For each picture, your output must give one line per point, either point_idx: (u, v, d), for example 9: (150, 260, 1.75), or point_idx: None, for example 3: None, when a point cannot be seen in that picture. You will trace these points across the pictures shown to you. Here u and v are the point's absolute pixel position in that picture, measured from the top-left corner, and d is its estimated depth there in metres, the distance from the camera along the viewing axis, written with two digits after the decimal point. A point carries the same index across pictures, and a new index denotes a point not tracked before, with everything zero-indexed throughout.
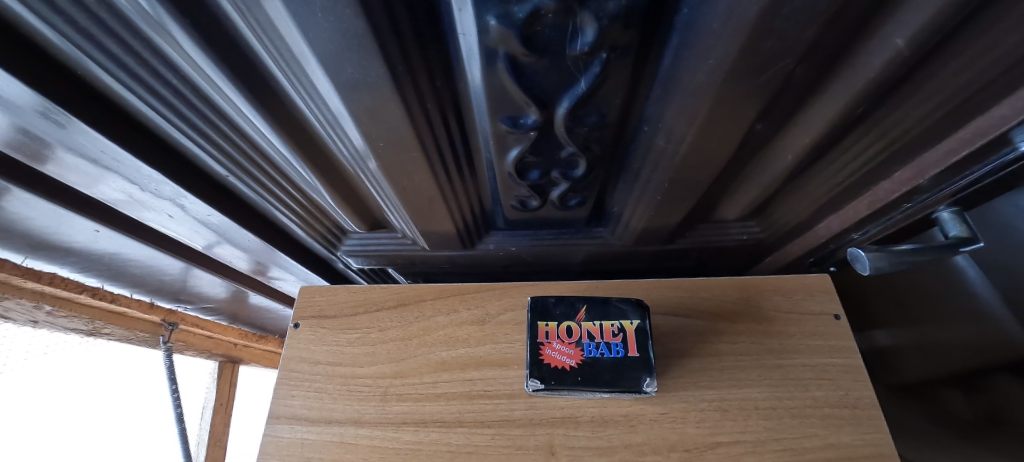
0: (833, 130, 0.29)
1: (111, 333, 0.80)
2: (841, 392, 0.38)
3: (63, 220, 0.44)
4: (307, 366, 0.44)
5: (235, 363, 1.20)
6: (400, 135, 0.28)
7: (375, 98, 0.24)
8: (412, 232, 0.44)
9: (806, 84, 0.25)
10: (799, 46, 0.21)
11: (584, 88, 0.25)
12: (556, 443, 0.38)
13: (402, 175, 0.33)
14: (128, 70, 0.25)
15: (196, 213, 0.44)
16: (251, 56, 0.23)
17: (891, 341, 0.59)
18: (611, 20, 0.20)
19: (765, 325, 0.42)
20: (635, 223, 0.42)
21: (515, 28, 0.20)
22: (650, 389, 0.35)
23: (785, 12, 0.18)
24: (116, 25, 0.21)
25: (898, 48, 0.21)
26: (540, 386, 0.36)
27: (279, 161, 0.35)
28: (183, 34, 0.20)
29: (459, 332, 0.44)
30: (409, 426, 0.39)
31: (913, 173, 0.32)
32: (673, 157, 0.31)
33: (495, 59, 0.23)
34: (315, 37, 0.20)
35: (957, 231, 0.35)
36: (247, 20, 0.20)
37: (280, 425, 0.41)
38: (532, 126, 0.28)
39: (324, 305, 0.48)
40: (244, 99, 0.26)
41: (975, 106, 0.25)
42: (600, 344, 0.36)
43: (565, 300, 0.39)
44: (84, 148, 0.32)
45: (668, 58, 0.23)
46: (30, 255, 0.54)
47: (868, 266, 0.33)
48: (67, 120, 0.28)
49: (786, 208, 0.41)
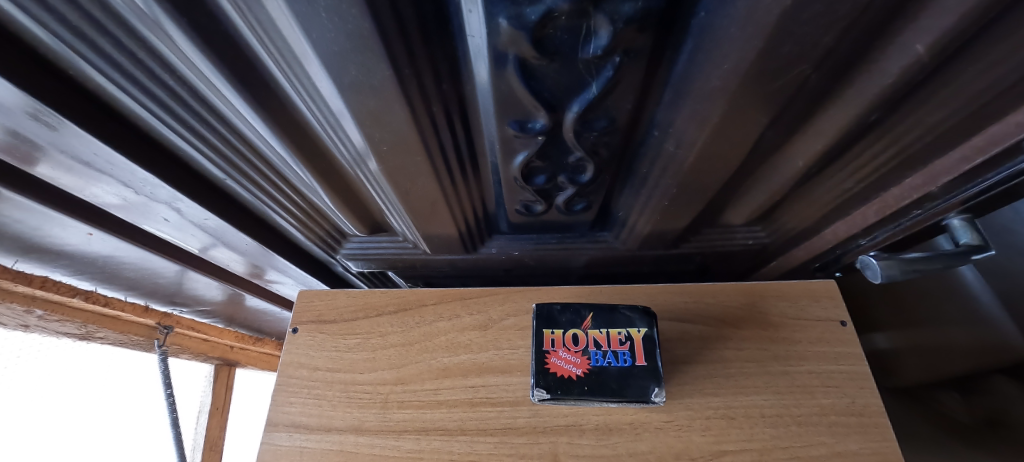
0: (845, 136, 0.29)
1: (105, 337, 0.79)
2: (848, 399, 0.38)
3: (55, 223, 0.43)
4: (305, 372, 0.43)
5: (231, 366, 1.17)
6: (403, 137, 0.27)
7: (378, 101, 0.24)
8: (413, 235, 0.44)
9: (821, 89, 0.25)
10: (818, 51, 0.20)
11: (595, 92, 0.24)
12: (560, 451, 0.37)
13: (404, 178, 0.32)
14: (123, 70, 0.24)
15: (192, 217, 0.43)
16: (251, 57, 0.23)
17: (890, 344, 0.58)
18: (626, 23, 0.19)
19: (770, 331, 0.42)
20: (640, 227, 0.41)
21: (527, 30, 0.19)
22: (657, 399, 0.34)
23: (807, 16, 0.18)
24: (109, 23, 0.20)
25: (917, 54, 0.21)
26: (546, 396, 0.35)
27: (279, 164, 0.34)
28: (181, 35, 0.20)
29: (460, 338, 0.43)
30: (410, 434, 0.39)
31: (925, 179, 0.31)
32: (683, 162, 0.30)
33: (505, 62, 0.22)
34: (318, 38, 0.19)
35: (968, 238, 0.35)
36: (247, 19, 0.19)
37: (278, 433, 0.40)
38: (539, 131, 0.28)
39: (324, 310, 0.47)
40: (244, 102, 0.25)
41: (993, 112, 0.25)
42: (607, 352, 0.35)
43: (571, 307, 0.38)
44: (76, 150, 0.31)
45: (682, 61, 0.23)
46: (20, 258, 0.53)
47: (878, 274, 0.32)
48: (58, 121, 0.27)
49: (792, 213, 0.41)
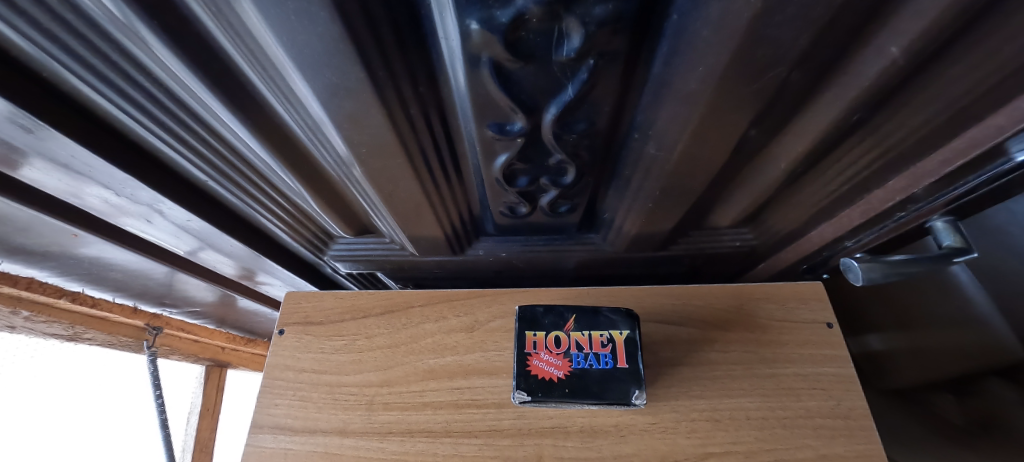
0: (827, 139, 0.29)
1: (92, 338, 0.80)
2: (834, 402, 0.37)
3: (39, 226, 0.43)
4: (290, 374, 0.43)
5: (223, 366, 1.17)
6: (383, 140, 0.27)
7: (355, 104, 0.24)
8: (400, 237, 0.44)
9: (799, 91, 0.25)
10: (793, 54, 0.20)
11: (572, 94, 0.24)
12: (544, 454, 0.37)
13: (387, 181, 0.32)
14: (99, 74, 0.24)
15: (176, 219, 0.43)
16: (226, 61, 0.23)
17: (884, 345, 0.59)
18: (598, 26, 0.19)
19: (757, 334, 0.41)
20: (626, 229, 0.41)
21: (498, 33, 0.19)
22: (638, 402, 0.34)
23: (777, 19, 0.18)
24: (81, 26, 0.20)
25: (893, 56, 0.20)
26: (527, 399, 0.35)
27: (262, 167, 0.34)
28: (153, 39, 0.20)
29: (447, 339, 0.43)
30: (394, 436, 0.39)
31: (908, 181, 0.31)
32: (665, 164, 0.30)
33: (480, 65, 0.22)
34: (289, 41, 0.19)
35: (951, 240, 0.35)
36: (219, 23, 0.19)
37: (262, 435, 0.40)
38: (519, 133, 0.28)
39: (310, 311, 0.47)
40: (222, 106, 0.25)
41: (973, 114, 0.25)
42: (589, 354, 0.35)
43: (554, 310, 0.38)
44: (55, 153, 0.31)
45: (658, 64, 0.23)
46: (7, 260, 0.53)
47: (860, 277, 0.32)
48: (36, 124, 0.27)
49: (779, 215, 0.41)
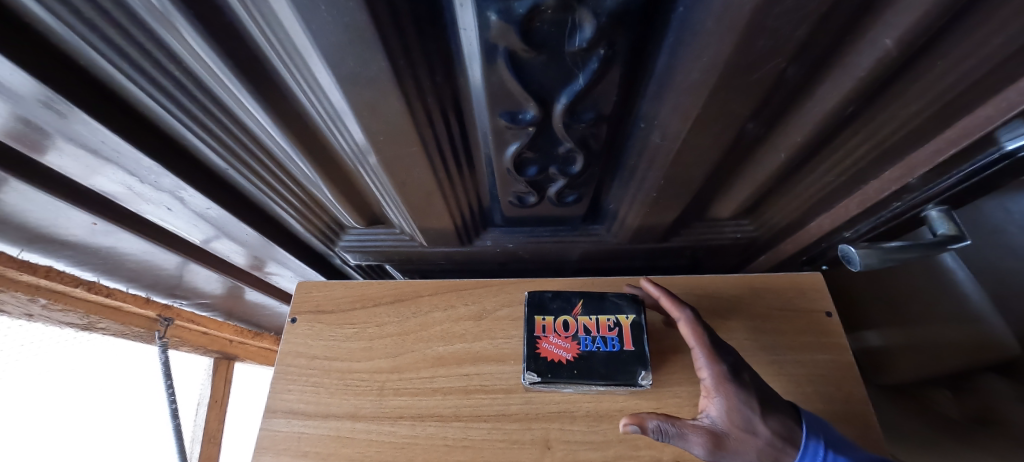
0: (825, 130, 0.30)
1: (106, 327, 0.80)
2: (832, 388, 0.39)
3: (60, 213, 0.44)
4: (303, 361, 0.44)
5: (230, 360, 1.19)
6: (399, 128, 0.28)
7: (375, 92, 0.25)
8: (410, 227, 0.45)
9: (798, 82, 0.26)
10: (792, 45, 0.21)
11: (582, 84, 0.25)
12: (551, 437, 0.38)
13: (400, 168, 0.33)
14: (130, 61, 0.25)
15: (194, 207, 0.44)
16: (254, 48, 0.24)
17: (882, 341, 0.57)
18: (609, 17, 0.20)
19: (757, 322, 0.43)
20: (630, 220, 0.42)
21: (515, 23, 0.20)
22: (644, 382, 0.35)
23: (777, 10, 0.19)
24: (119, 14, 0.21)
25: (887, 48, 0.22)
26: (536, 380, 0.36)
27: (280, 155, 0.35)
28: (187, 27, 0.21)
29: (455, 327, 0.44)
30: (405, 420, 0.40)
31: (903, 171, 0.33)
32: (669, 154, 0.31)
33: (495, 54, 0.23)
34: (317, 30, 0.20)
35: (945, 228, 0.36)
36: (250, 12, 0.20)
37: (276, 419, 0.41)
38: (529, 122, 0.29)
39: (322, 300, 0.47)
40: (246, 94, 0.26)
41: (963, 105, 0.26)
42: (596, 337, 0.37)
43: (562, 295, 0.40)
44: (83, 138, 0.32)
45: (664, 54, 0.24)
46: (25, 248, 0.54)
47: (857, 263, 0.33)
48: (68, 110, 0.28)
49: (779, 206, 0.42)
